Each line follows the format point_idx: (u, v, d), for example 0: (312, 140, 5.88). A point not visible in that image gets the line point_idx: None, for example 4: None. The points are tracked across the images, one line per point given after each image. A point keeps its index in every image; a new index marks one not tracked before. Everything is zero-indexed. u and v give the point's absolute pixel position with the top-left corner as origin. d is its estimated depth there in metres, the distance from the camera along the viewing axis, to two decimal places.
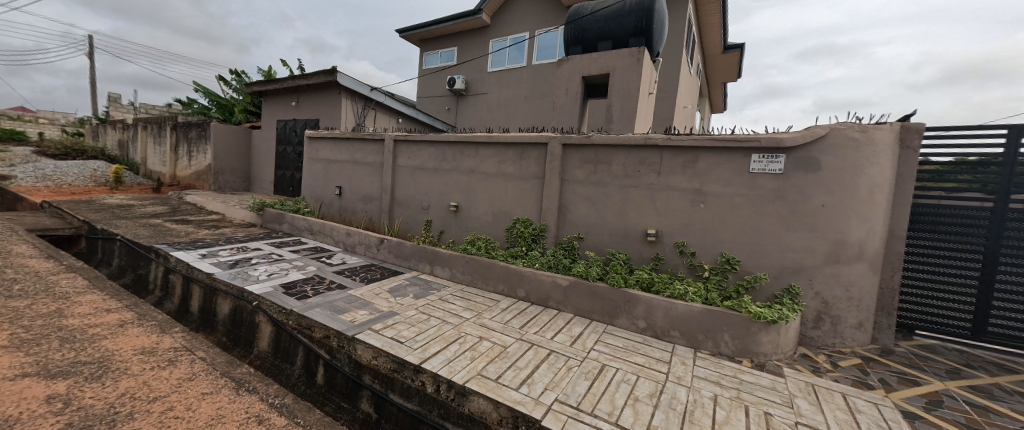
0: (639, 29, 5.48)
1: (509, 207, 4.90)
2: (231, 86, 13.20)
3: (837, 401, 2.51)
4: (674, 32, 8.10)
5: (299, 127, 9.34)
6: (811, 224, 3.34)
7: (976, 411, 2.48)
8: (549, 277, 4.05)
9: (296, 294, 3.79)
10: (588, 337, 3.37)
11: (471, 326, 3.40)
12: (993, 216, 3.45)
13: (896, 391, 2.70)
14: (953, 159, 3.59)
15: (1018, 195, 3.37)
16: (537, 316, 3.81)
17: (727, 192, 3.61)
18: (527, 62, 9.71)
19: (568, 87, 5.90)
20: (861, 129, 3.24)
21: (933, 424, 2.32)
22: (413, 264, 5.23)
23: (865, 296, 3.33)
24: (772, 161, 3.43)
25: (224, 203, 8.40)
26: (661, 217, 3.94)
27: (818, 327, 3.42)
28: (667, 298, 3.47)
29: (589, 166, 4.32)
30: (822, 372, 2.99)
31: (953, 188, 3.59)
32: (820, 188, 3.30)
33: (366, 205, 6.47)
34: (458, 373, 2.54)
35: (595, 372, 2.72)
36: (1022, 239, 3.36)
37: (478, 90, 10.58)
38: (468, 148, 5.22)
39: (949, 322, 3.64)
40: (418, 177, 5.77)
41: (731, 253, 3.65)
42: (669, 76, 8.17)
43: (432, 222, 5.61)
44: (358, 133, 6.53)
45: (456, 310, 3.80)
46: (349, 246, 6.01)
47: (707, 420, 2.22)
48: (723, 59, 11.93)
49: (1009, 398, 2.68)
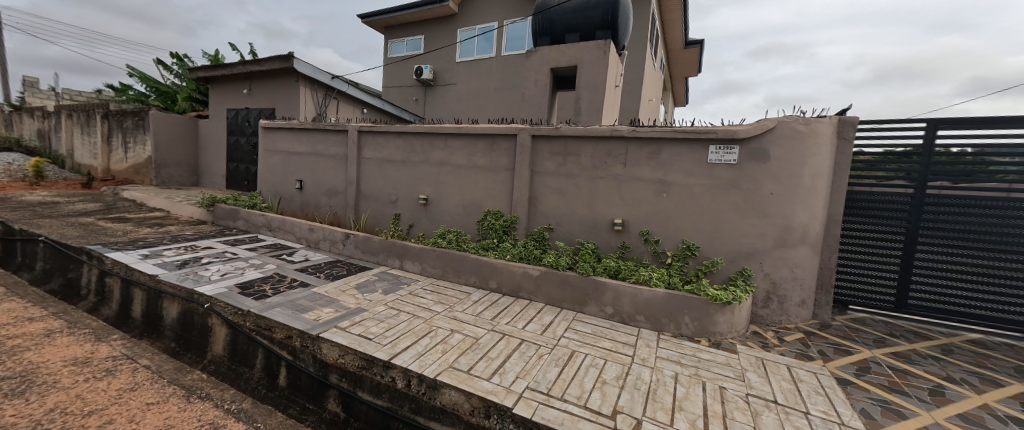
0: (605, 23, 5.56)
1: (479, 200, 4.87)
2: (173, 71, 12.12)
3: (782, 373, 2.73)
4: (639, 26, 8.30)
5: (253, 117, 8.73)
6: (762, 210, 3.58)
7: (897, 374, 2.78)
8: (520, 268, 4.09)
9: (254, 294, 3.58)
10: (558, 325, 3.45)
11: (443, 320, 3.37)
12: (914, 201, 3.85)
13: (832, 360, 2.98)
14: (883, 151, 3.95)
15: (935, 182, 3.78)
16: (509, 307, 3.85)
17: (688, 182, 3.78)
18: (495, 52, 9.60)
19: (537, 79, 5.91)
20: (805, 121, 3.49)
21: (862, 388, 2.57)
22: (382, 259, 5.10)
23: (807, 276, 3.63)
24: (728, 152, 3.62)
25: (168, 199, 7.75)
26: (627, 206, 4.07)
27: (767, 306, 3.71)
28: (633, 284, 3.61)
29: (558, 157, 4.37)
30: (770, 347, 3.24)
31: (883, 176, 3.96)
32: (770, 177, 3.53)
33: (329, 200, 6.21)
34: (429, 367, 2.52)
35: (565, 358, 2.80)
36: (937, 221, 3.78)
37: (447, 80, 10.37)
38: (436, 139, 5.11)
39: (877, 297, 4.05)
40: (385, 170, 5.59)
41: (691, 239, 3.83)
42: (634, 70, 8.39)
43: (401, 216, 5.48)
44: (319, 123, 6.21)
45: (427, 304, 3.75)
46: (312, 242, 5.76)
47: (669, 397, 2.34)
48: (685, 54, 12.37)
49: (923, 361, 3.03)
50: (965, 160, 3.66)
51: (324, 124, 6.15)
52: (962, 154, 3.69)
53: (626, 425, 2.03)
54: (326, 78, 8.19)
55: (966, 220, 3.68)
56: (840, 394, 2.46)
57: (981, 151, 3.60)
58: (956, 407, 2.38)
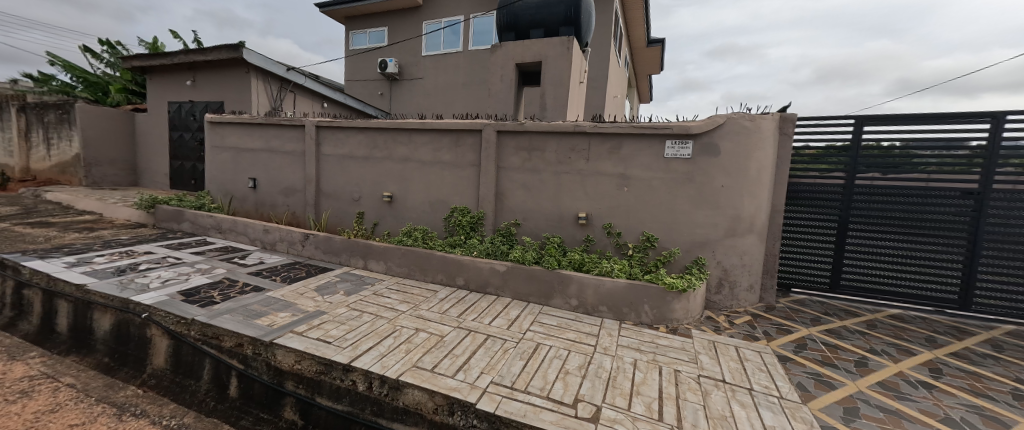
0: (569, 19, 5.63)
1: (445, 196, 4.81)
2: (103, 59, 10.98)
3: (731, 353, 2.92)
4: (603, 24, 8.46)
5: (199, 110, 8.10)
6: (714, 202, 3.78)
7: (829, 349, 3.06)
8: (487, 264, 4.09)
9: (200, 301, 3.33)
10: (525, 319, 3.49)
11: (408, 319, 3.32)
12: (846, 192, 4.22)
13: (775, 340, 3.22)
14: (824, 145, 4.28)
15: (865, 174, 4.15)
16: (476, 303, 3.84)
17: (647, 176, 3.93)
18: (461, 46, 9.46)
19: (502, 74, 5.89)
20: (751, 118, 3.71)
21: (799, 363, 2.80)
22: (344, 259, 4.93)
23: (754, 262, 3.89)
24: (683, 147, 3.79)
25: (100, 201, 7.04)
26: (591, 200, 4.17)
27: (720, 292, 3.94)
28: (596, 276, 3.71)
29: (523, 153, 4.38)
30: (721, 330, 3.45)
31: (825, 169, 4.29)
32: (721, 171, 3.74)
33: (287, 198, 5.89)
34: (392, 367, 2.46)
35: (530, 351, 2.83)
36: (866, 210, 4.16)
37: (412, 74, 10.11)
38: (400, 135, 4.97)
39: (816, 281, 4.42)
40: (346, 167, 5.38)
41: (651, 231, 3.99)
42: (599, 67, 8.57)
43: (364, 214, 5.30)
44: (273, 118, 5.85)
45: (392, 304, 3.67)
46: (268, 244, 5.45)
47: (627, 383, 2.43)
48: (648, 52, 12.81)
49: (852, 336, 3.34)
50: (893, 154, 4.03)
51: (278, 118, 5.81)
52: (889, 147, 4.07)
53: (586, 413, 2.09)
54: (280, 69, 7.71)
55: (888, 207, 4.08)
56: (781, 370, 2.66)
57: (906, 145, 3.98)
58: (876, 376, 2.64)
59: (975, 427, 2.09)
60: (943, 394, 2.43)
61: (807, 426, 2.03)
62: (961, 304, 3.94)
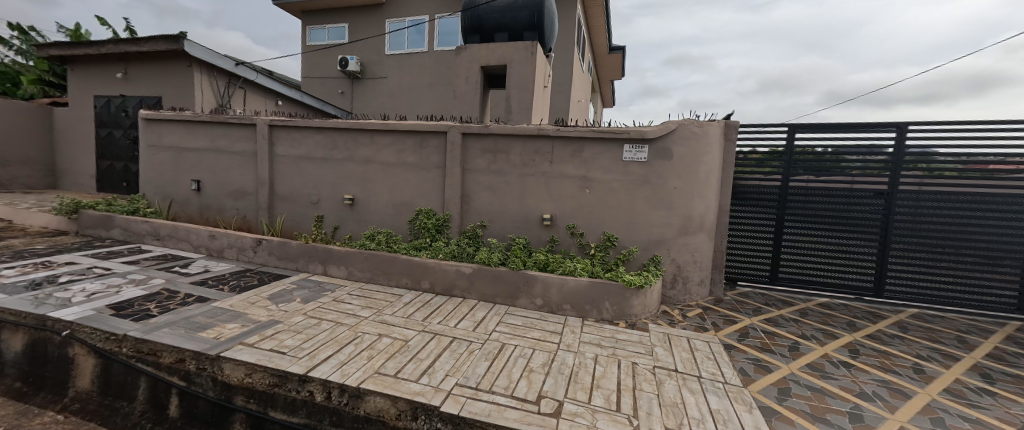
0: (532, 25, 5.74)
1: (410, 198, 4.73)
2: (13, 46, 9.72)
3: (683, 344, 3.11)
4: (566, 30, 8.69)
5: (132, 106, 7.39)
6: (669, 203, 4.01)
7: (768, 336, 3.35)
8: (453, 266, 4.08)
9: (133, 315, 3.05)
10: (490, 320, 3.51)
11: (370, 325, 3.23)
12: (782, 193, 4.63)
13: (722, 330, 3.48)
14: (768, 150, 4.65)
15: (800, 177, 4.58)
16: (441, 306, 3.82)
17: (607, 178, 4.09)
18: (426, 46, 9.33)
19: (467, 76, 5.88)
20: (699, 125, 3.98)
21: (742, 350, 3.04)
22: (302, 265, 4.71)
23: (704, 258, 4.18)
24: (639, 151, 3.99)
25: (10, 206, 6.23)
26: (555, 202, 4.27)
27: (674, 287, 4.18)
28: (560, 275, 3.82)
29: (488, 155, 4.41)
30: (675, 323, 3.68)
31: (768, 172, 4.66)
32: (674, 173, 3.97)
33: (236, 202, 5.52)
34: (353, 375, 2.39)
35: (495, 352, 2.86)
36: (799, 209, 4.59)
37: (375, 73, 9.84)
38: (361, 135, 4.82)
39: (758, 274, 4.81)
40: (303, 168, 5.13)
41: (611, 231, 4.16)
42: (564, 71, 8.78)
43: (324, 218, 5.09)
44: (220, 115, 5.47)
45: (353, 310, 3.56)
46: (214, 251, 5.09)
47: (588, 377, 2.53)
48: (610, 58, 13.28)
49: (787, 324, 3.68)
50: (823, 159, 4.47)
51: (226, 116, 5.43)
52: (822, 152, 4.50)
53: (549, 408, 2.14)
54: (228, 64, 7.21)
55: (818, 206, 4.53)
56: (726, 358, 2.88)
57: (837, 151, 4.43)
58: (806, 359, 2.92)
59: (884, 399, 2.38)
60: (859, 371, 2.74)
61: (746, 407, 2.22)
62: (875, 292, 4.44)
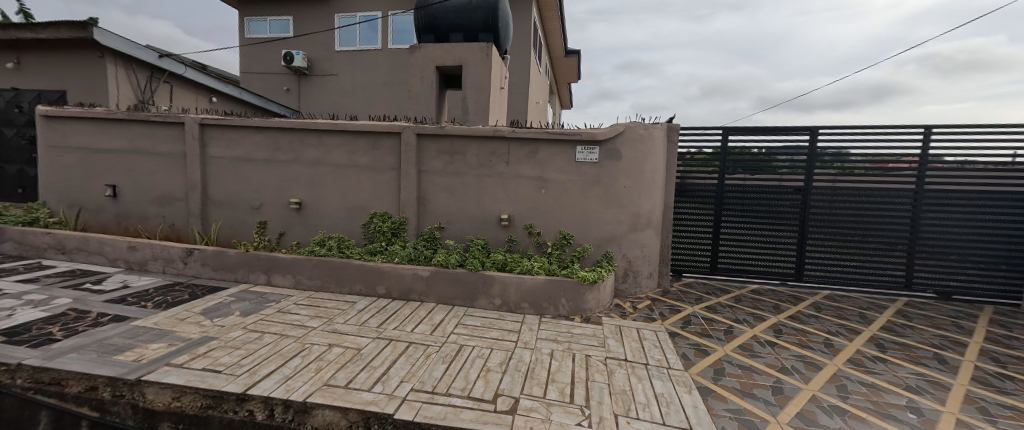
0: (487, 26, 5.76)
1: (362, 201, 4.55)
2: None
3: (633, 335, 3.28)
4: (522, 33, 8.81)
5: (27, 100, 6.42)
6: (620, 201, 4.21)
7: (707, 322, 3.63)
8: (410, 270, 3.99)
9: (31, 341, 2.65)
10: (448, 323, 3.47)
11: (319, 335, 3.07)
12: (721, 190, 5.02)
13: (667, 319, 3.71)
14: (708, 151, 5.02)
15: (736, 176, 4.99)
16: (398, 311, 3.72)
17: (562, 178, 4.21)
18: (378, 43, 9.00)
19: (422, 76, 5.76)
20: (645, 127, 4.22)
21: (685, 337, 3.26)
22: (242, 276, 4.36)
23: (651, 252, 4.45)
24: (591, 152, 4.14)
25: None
26: (512, 202, 4.31)
27: (626, 281, 4.39)
28: (518, 275, 3.86)
29: (445, 156, 4.35)
30: (626, 314, 3.87)
31: (709, 171, 5.02)
32: (624, 173, 4.18)
33: (162, 209, 4.99)
34: (298, 389, 2.26)
35: (452, 354, 2.83)
36: (735, 205, 5.01)
37: (323, 70, 9.35)
38: (307, 136, 4.55)
39: (701, 265, 5.18)
40: (242, 171, 4.75)
41: (567, 230, 4.28)
42: (520, 73, 8.90)
43: (267, 224, 4.75)
44: (140, 112, 4.90)
45: (301, 320, 3.35)
46: (135, 263, 4.57)
47: (544, 372, 2.59)
48: (566, 62, 13.62)
49: (724, 310, 4.01)
50: (756, 159, 4.93)
51: (147, 113, 4.87)
52: (756, 153, 4.95)
53: (505, 406, 2.17)
54: (150, 56, 6.48)
55: (751, 202, 4.97)
56: (670, 344, 3.08)
57: (767, 152, 4.90)
58: (738, 340, 3.21)
59: (801, 372, 2.68)
60: (781, 349, 3.06)
61: (686, 388, 2.39)
62: (798, 277, 4.95)
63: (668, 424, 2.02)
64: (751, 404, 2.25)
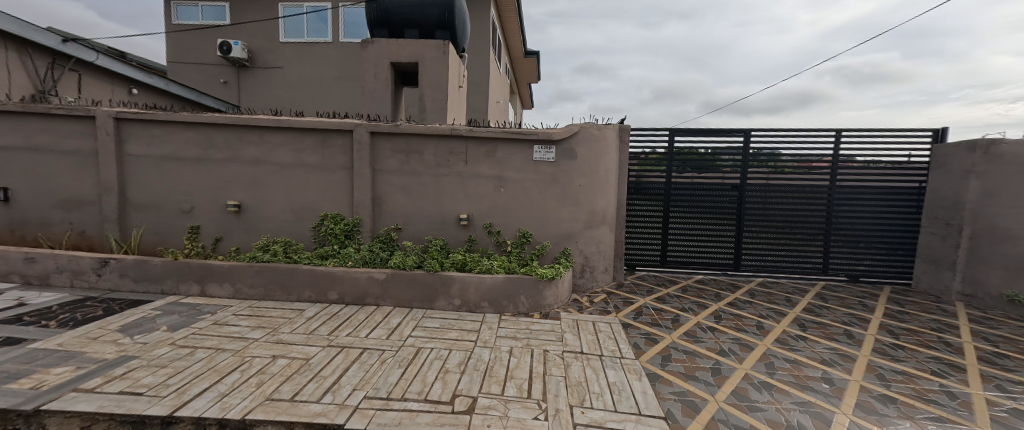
0: (443, 23, 5.67)
1: (310, 202, 4.29)
2: None
3: (589, 328, 3.39)
4: (480, 31, 8.75)
5: None
6: (576, 199, 4.33)
7: (657, 312, 3.84)
8: (364, 273, 3.83)
9: None
10: (406, 326, 3.37)
11: (261, 347, 2.85)
12: (670, 188, 5.32)
13: (621, 311, 3.88)
14: (658, 151, 5.29)
15: (683, 174, 5.31)
16: (351, 316, 3.55)
17: (520, 177, 4.24)
18: (327, 36, 8.52)
19: (376, 72, 5.53)
20: (599, 128, 4.38)
21: (636, 327, 3.43)
22: (170, 287, 3.95)
23: (606, 248, 4.64)
24: (547, 151, 4.22)
25: None
26: (471, 202, 4.27)
27: (583, 276, 4.53)
28: (477, 274, 3.84)
29: (400, 155, 4.22)
30: (583, 309, 3.99)
31: (659, 170, 5.30)
32: (580, 172, 4.30)
33: (69, 214, 4.38)
34: (236, 407, 2.09)
35: (409, 357, 2.76)
36: (682, 201, 5.33)
37: (265, 62, 8.68)
38: (246, 133, 4.20)
39: (652, 259, 5.48)
40: (169, 171, 4.28)
41: (526, 228, 4.32)
42: (479, 72, 8.84)
43: (200, 229, 4.33)
44: (38, 104, 4.25)
45: (241, 332, 3.10)
46: (34, 278, 3.97)
47: (502, 369, 2.60)
48: (525, 62, 13.74)
49: (673, 300, 4.26)
50: (700, 159, 5.29)
51: (47, 105, 4.23)
52: (703, 153, 5.31)
53: (462, 406, 2.15)
54: (51, 40, 5.65)
55: (697, 199, 5.33)
56: (623, 335, 3.22)
57: (710, 152, 5.28)
58: (684, 327, 3.43)
59: (736, 353, 2.92)
60: (721, 333, 3.31)
61: (637, 376, 2.52)
62: (737, 267, 5.39)
63: (619, 411, 2.12)
64: (693, 385, 2.42)
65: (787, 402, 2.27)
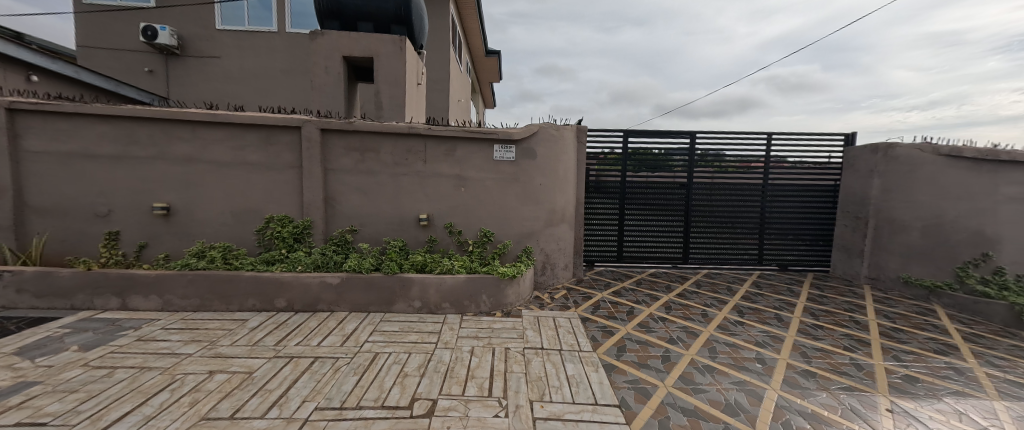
0: (400, 18, 5.50)
1: (253, 204, 3.97)
2: None
3: (550, 323, 3.46)
4: (439, 28, 8.59)
5: None
6: (536, 198, 4.39)
7: (613, 305, 4.00)
8: (316, 278, 3.63)
9: None
10: (362, 331, 3.23)
11: (196, 362, 2.61)
12: (626, 187, 5.56)
13: (580, 306, 3.99)
14: (614, 151, 5.50)
15: (637, 174, 5.57)
16: (302, 324, 3.35)
17: (480, 176, 4.22)
18: (271, 25, 7.94)
19: (326, 66, 5.24)
20: (558, 128, 4.47)
21: (594, 320, 3.55)
22: (83, 302, 3.50)
23: (566, 245, 4.75)
24: (507, 151, 4.24)
25: None
26: (431, 202, 4.19)
27: (544, 273, 4.61)
28: (437, 275, 3.77)
29: (354, 154, 4.03)
30: (544, 305, 4.07)
31: (616, 169, 5.52)
32: (539, 171, 4.36)
33: None
34: None
35: (366, 364, 2.65)
36: (636, 199, 5.60)
37: (199, 51, 7.91)
38: (176, 128, 3.81)
39: (609, 254, 5.71)
40: (79, 170, 3.77)
41: (487, 227, 4.31)
42: (439, 69, 8.68)
43: (119, 235, 3.86)
44: None
45: (172, 347, 2.81)
46: None
47: (463, 369, 2.57)
48: (487, 61, 13.68)
49: (628, 293, 4.46)
50: (652, 159, 5.58)
51: None
52: (656, 153, 5.60)
53: (422, 410, 2.12)
54: None
55: (649, 197, 5.61)
56: (582, 329, 3.32)
57: (661, 153, 5.59)
58: (638, 319, 3.60)
59: (684, 339, 3.13)
60: (671, 322, 3.53)
61: (594, 367, 2.61)
62: (685, 260, 5.76)
63: (577, 402, 2.20)
64: (645, 373, 2.56)
65: (726, 382, 2.47)
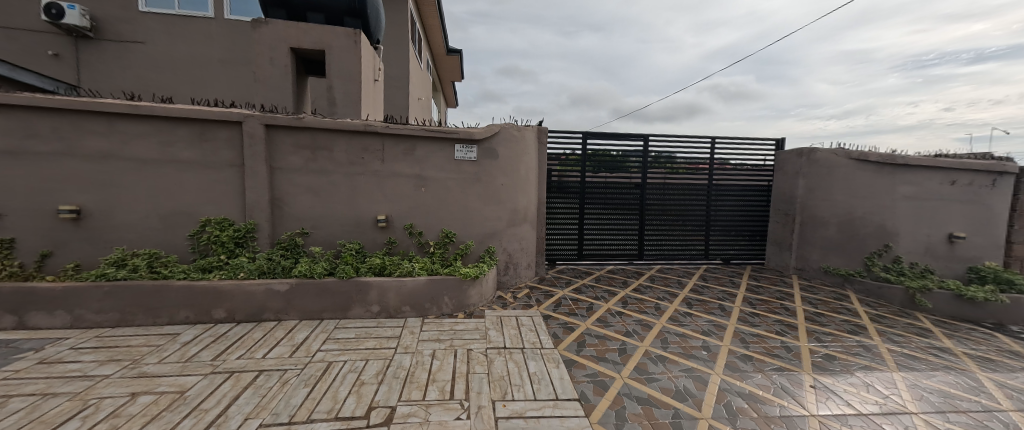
0: (354, 11, 5.25)
1: (186, 205, 3.60)
2: None
3: (512, 323, 3.47)
4: (397, 23, 8.32)
5: None
6: (498, 198, 4.39)
7: (574, 302, 4.10)
8: (261, 286, 3.37)
9: None
10: (314, 340, 3.04)
11: (116, 383, 2.33)
12: (585, 187, 5.72)
13: (542, 304, 4.04)
14: (574, 152, 5.64)
15: (596, 174, 5.75)
16: (245, 336, 3.09)
17: (440, 176, 4.14)
18: (207, 11, 7.26)
19: (272, 57, 4.89)
20: (519, 129, 4.50)
21: (555, 317, 3.62)
22: None
23: (527, 244, 4.80)
24: (469, 151, 4.20)
25: None
26: (389, 202, 4.03)
27: (507, 273, 4.62)
28: (397, 277, 3.65)
29: (304, 152, 3.79)
30: (507, 305, 4.08)
31: (576, 170, 5.66)
32: (501, 171, 4.36)
33: None
34: None
35: (318, 374, 2.50)
36: (595, 199, 5.79)
37: (118, 34, 7.04)
38: (89, 120, 3.36)
39: (570, 253, 5.86)
40: None
41: (448, 228, 4.24)
42: (397, 66, 8.41)
43: (15, 243, 3.33)
44: None
45: (85, 369, 2.49)
46: None
47: (424, 373, 2.51)
48: (447, 60, 13.48)
49: (588, 290, 4.60)
50: (610, 160, 5.79)
51: None
52: (614, 155, 5.82)
53: (379, 418, 2.05)
54: None
55: (607, 197, 5.83)
56: (544, 326, 3.37)
57: (618, 154, 5.81)
58: (597, 314, 3.72)
59: (639, 332, 3.28)
60: (627, 316, 3.68)
61: (555, 364, 2.66)
62: (641, 256, 6.05)
63: (539, 399, 2.23)
64: (603, 366, 2.65)
65: (676, 370, 2.62)
